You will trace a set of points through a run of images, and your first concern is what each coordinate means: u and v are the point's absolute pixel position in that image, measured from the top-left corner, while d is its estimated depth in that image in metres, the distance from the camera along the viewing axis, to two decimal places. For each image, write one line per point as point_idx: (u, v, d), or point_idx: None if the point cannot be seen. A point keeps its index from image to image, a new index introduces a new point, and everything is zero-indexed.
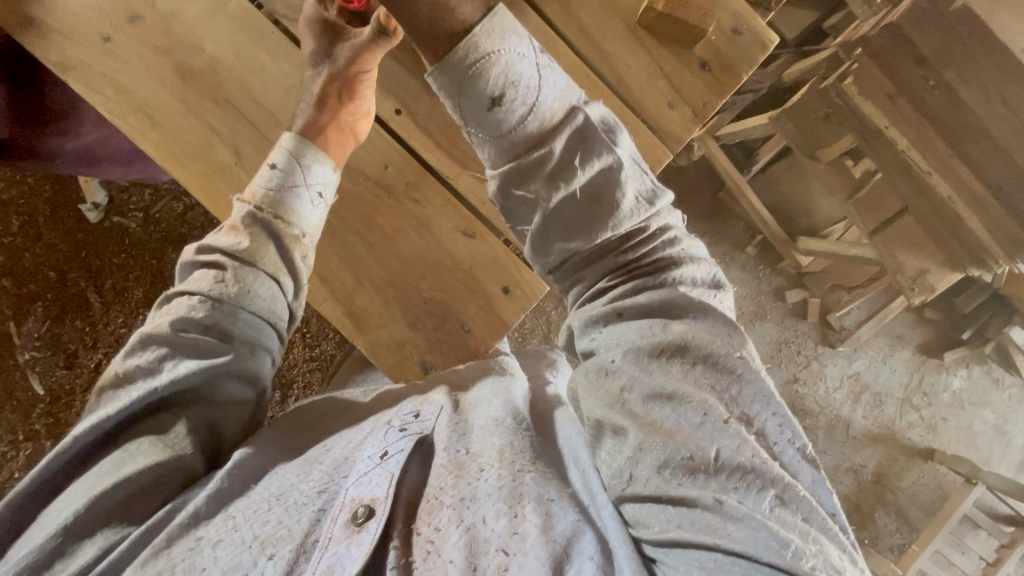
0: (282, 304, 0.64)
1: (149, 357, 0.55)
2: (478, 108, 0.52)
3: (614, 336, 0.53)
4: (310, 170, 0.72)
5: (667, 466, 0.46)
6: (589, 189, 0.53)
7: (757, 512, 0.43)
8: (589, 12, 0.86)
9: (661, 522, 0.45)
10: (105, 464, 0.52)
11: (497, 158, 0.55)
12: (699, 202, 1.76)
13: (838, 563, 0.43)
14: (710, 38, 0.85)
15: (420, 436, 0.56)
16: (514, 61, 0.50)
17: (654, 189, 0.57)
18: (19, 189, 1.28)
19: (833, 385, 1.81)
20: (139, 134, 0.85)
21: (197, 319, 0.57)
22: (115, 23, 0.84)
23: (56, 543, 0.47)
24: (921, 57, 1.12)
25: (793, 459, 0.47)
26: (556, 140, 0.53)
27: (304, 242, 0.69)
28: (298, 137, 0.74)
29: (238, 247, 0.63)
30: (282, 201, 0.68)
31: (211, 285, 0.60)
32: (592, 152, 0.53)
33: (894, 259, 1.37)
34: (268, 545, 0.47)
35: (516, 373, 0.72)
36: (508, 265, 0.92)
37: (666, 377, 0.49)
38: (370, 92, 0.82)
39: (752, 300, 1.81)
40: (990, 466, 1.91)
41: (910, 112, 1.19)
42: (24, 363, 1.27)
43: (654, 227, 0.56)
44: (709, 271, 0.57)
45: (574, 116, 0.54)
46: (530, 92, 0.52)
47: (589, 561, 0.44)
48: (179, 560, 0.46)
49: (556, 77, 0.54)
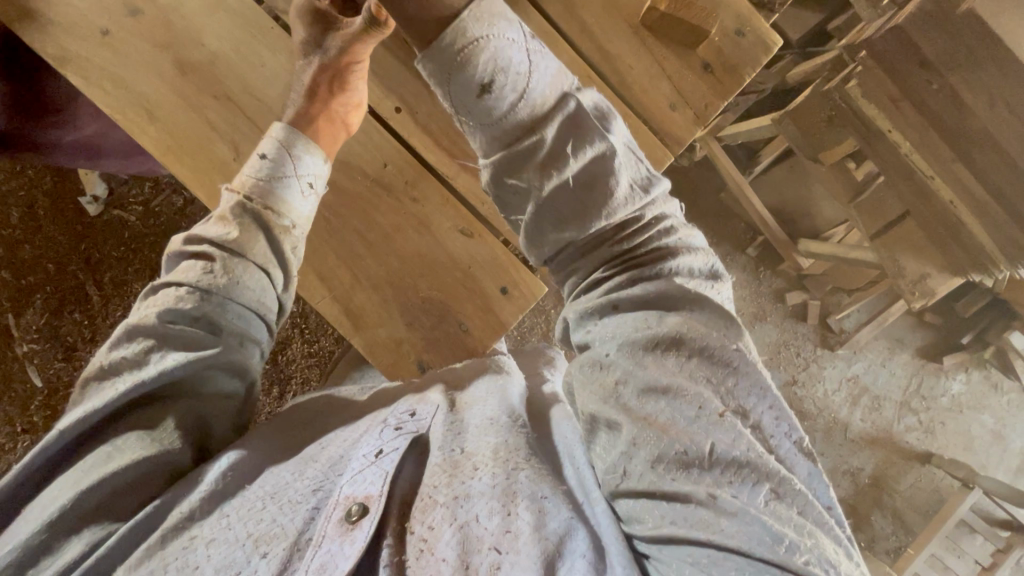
0: (272, 296, 0.64)
1: (135, 349, 0.55)
2: (469, 95, 0.53)
3: (610, 329, 0.52)
4: (301, 161, 0.72)
5: (661, 462, 0.46)
6: (582, 177, 0.54)
7: (750, 506, 0.43)
8: (592, 12, 0.85)
9: (655, 518, 0.45)
10: (88, 460, 0.51)
11: (489, 146, 0.57)
12: (701, 202, 1.75)
13: (833, 557, 0.43)
14: (713, 39, 0.84)
15: (416, 435, 0.56)
16: (504, 46, 0.53)
17: (649, 177, 0.58)
18: (18, 180, 1.28)
19: (831, 388, 1.81)
20: (137, 128, 0.85)
21: (186, 311, 0.57)
22: (114, 17, 0.84)
23: (42, 538, 0.46)
24: (926, 61, 1.11)
25: (790, 452, 0.47)
26: (548, 127, 0.54)
27: (294, 234, 0.70)
28: (289, 127, 0.74)
29: (227, 237, 0.63)
30: (273, 192, 0.69)
31: (199, 276, 0.59)
32: (585, 140, 0.54)
33: (896, 264, 1.40)
34: (261, 543, 0.47)
35: (512, 371, 0.72)
36: (507, 265, 0.92)
37: (661, 370, 0.48)
38: (361, 83, 0.82)
39: (752, 301, 1.81)
40: (987, 470, 1.91)
41: (913, 116, 1.18)
42: (22, 355, 1.27)
43: (649, 216, 0.57)
44: (707, 260, 0.56)
45: (566, 103, 0.55)
46: (520, 78, 0.53)
47: (581, 558, 0.44)
48: (172, 559, 0.46)
49: (546, 63, 0.55)
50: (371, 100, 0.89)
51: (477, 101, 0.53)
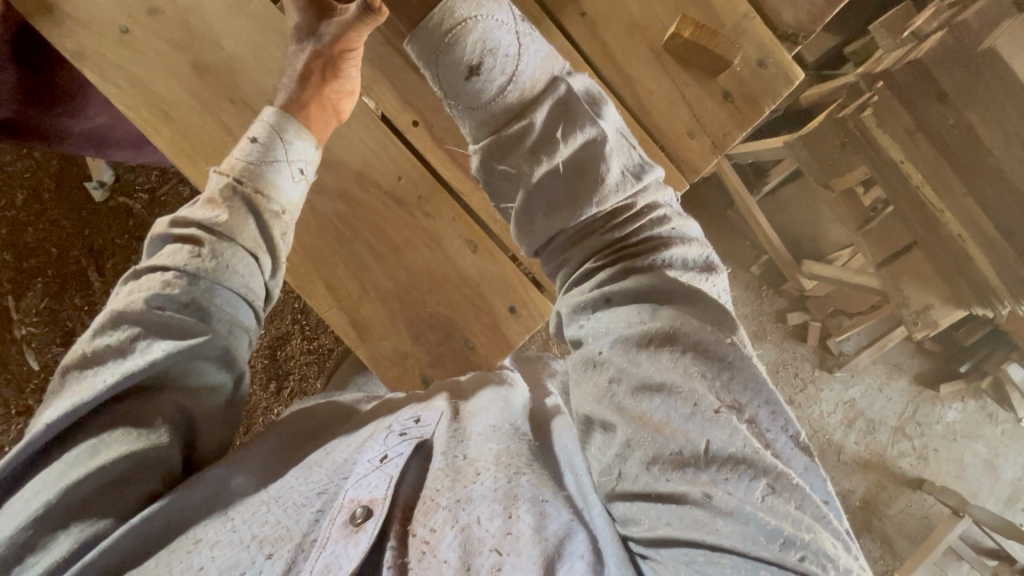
0: (259, 281, 0.63)
1: (120, 336, 0.54)
2: (457, 76, 0.57)
3: (603, 324, 0.52)
4: (292, 146, 0.72)
5: (656, 462, 0.45)
6: (571, 163, 0.56)
7: (746, 504, 0.43)
8: (616, 35, 0.85)
9: (651, 520, 0.44)
10: (72, 454, 0.50)
11: (478, 132, 0.59)
12: (708, 218, 1.75)
13: (833, 551, 0.42)
14: (735, 69, 0.84)
15: (420, 440, 0.55)
16: (492, 28, 0.57)
17: (641, 164, 0.60)
18: (24, 162, 1.27)
19: (827, 410, 1.82)
20: (152, 128, 0.85)
21: (174, 296, 0.57)
22: (135, 15, 0.83)
23: (28, 534, 0.46)
24: (943, 94, 1.14)
25: (786, 447, 0.47)
26: (537, 112, 0.57)
27: (283, 219, 0.68)
28: (280, 111, 0.73)
29: (215, 221, 0.62)
30: (263, 174, 0.68)
31: (186, 259, 0.59)
32: (575, 125, 0.57)
33: (899, 292, 1.40)
34: (266, 544, 0.47)
35: (518, 383, 0.70)
36: (517, 284, 0.92)
37: (656, 367, 0.48)
38: (354, 71, 0.81)
39: (752, 319, 1.82)
40: (978, 500, 1.90)
41: (926, 149, 1.20)
42: (21, 338, 1.27)
43: (641, 204, 0.58)
44: (702, 251, 0.57)
45: (557, 87, 0.58)
46: (509, 60, 0.57)
47: (580, 560, 0.44)
48: (177, 561, 0.46)
49: (535, 48, 0.59)
50: (389, 112, 0.88)
51: (465, 82, 0.57)
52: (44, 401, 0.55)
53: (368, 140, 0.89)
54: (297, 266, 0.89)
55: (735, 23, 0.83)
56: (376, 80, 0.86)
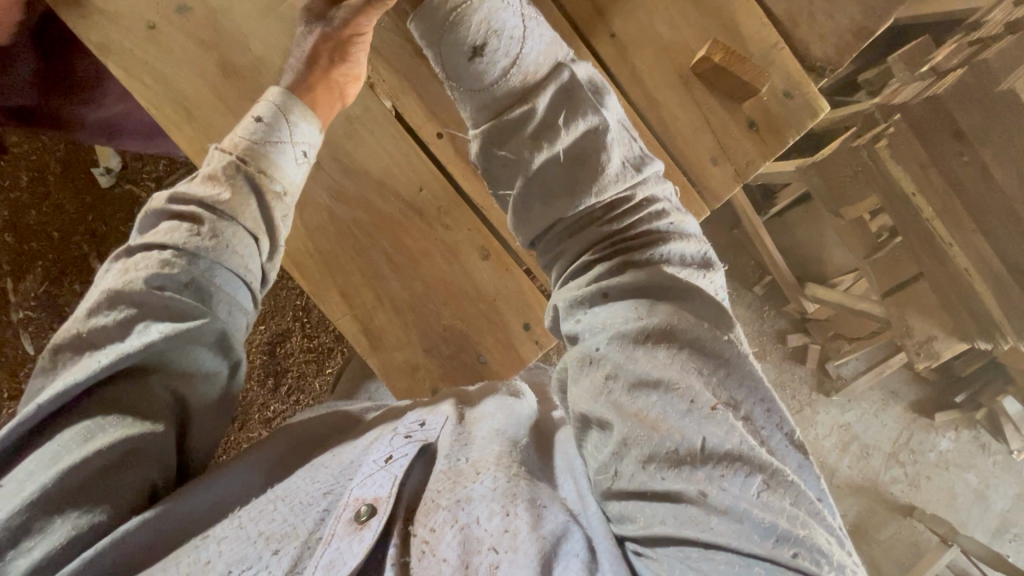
0: (258, 265, 0.63)
1: (117, 317, 0.53)
2: (461, 58, 0.59)
3: (600, 319, 0.52)
4: (297, 128, 0.71)
5: (652, 461, 0.45)
6: (572, 151, 0.57)
7: (742, 500, 0.42)
8: (645, 59, 0.85)
9: (646, 517, 0.44)
10: (67, 436, 0.49)
11: (478, 115, 0.62)
12: (715, 237, 1.76)
13: (827, 547, 0.41)
14: (761, 98, 0.84)
15: (425, 443, 0.55)
16: (498, 8, 0.59)
17: (642, 157, 0.61)
18: (31, 144, 1.26)
19: (821, 432, 1.85)
20: (173, 124, 0.85)
21: (173, 276, 0.56)
22: (164, 12, 0.83)
23: (22, 519, 0.45)
24: (960, 132, 1.15)
25: (780, 444, 0.47)
26: (540, 97, 0.59)
27: (286, 201, 0.68)
28: (285, 91, 0.72)
29: (217, 200, 0.61)
30: (265, 153, 0.67)
31: (185, 238, 0.58)
32: (577, 113, 0.58)
33: (903, 322, 1.45)
34: (272, 540, 0.46)
35: (524, 393, 0.70)
36: (531, 300, 0.92)
37: (652, 364, 0.47)
38: (363, 56, 0.80)
39: (753, 339, 1.83)
40: (966, 529, 1.91)
41: (939, 183, 1.22)
42: (17, 321, 1.25)
43: (640, 197, 0.58)
44: (700, 248, 0.57)
45: (561, 73, 0.60)
46: (514, 43, 0.58)
47: (576, 558, 0.43)
48: (184, 555, 0.46)
49: (541, 33, 0.61)
50: (413, 123, 0.87)
51: (468, 63, 0.59)
52: (35, 383, 0.54)
53: (391, 148, 0.89)
54: (312, 272, 0.89)
55: (763, 53, 0.83)
56: (402, 88, 0.86)
